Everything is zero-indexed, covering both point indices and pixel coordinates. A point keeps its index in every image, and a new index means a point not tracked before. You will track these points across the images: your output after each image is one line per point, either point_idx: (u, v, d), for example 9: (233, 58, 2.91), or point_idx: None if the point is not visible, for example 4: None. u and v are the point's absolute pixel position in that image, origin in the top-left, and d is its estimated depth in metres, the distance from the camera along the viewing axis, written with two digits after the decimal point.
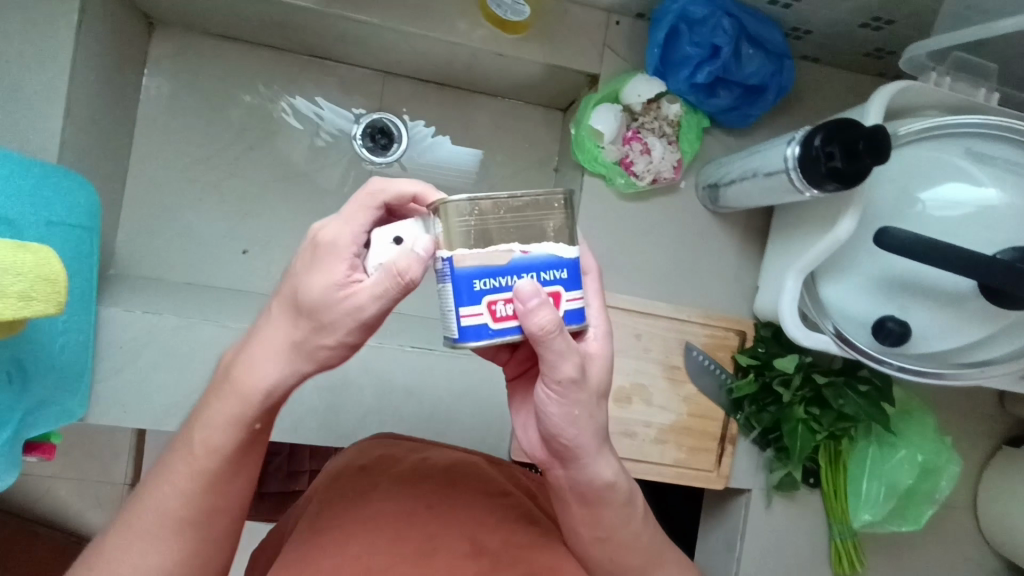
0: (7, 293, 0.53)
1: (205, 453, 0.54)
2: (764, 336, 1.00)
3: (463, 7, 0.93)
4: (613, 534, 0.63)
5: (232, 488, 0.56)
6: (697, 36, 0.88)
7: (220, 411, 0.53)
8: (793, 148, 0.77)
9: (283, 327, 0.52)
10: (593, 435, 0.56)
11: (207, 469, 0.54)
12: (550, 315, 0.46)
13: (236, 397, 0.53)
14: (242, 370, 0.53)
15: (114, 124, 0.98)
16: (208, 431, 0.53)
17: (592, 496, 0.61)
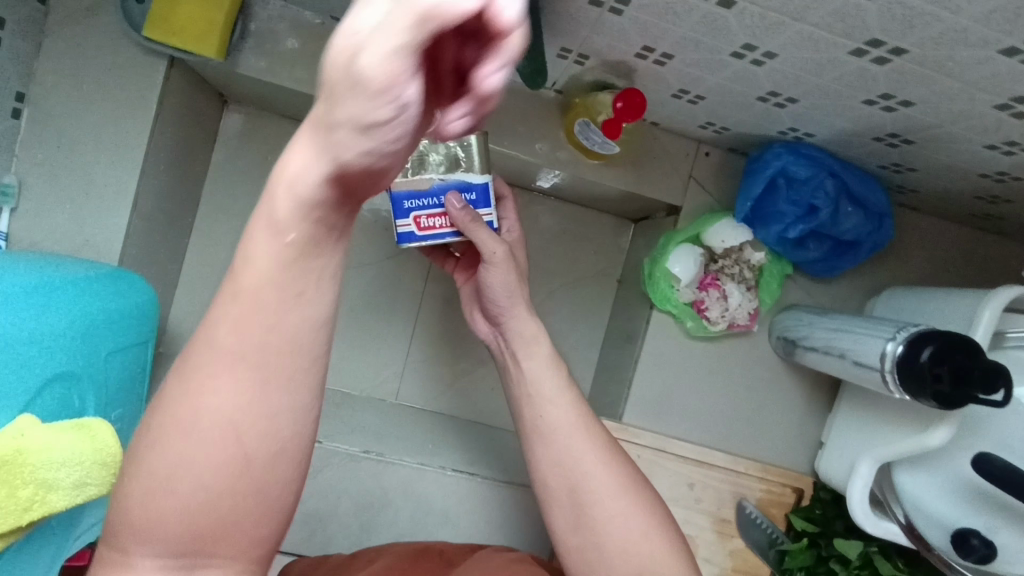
0: (62, 485, 0.53)
1: (227, 422, 0.32)
2: (824, 498, 0.94)
3: (547, 128, 0.89)
4: (585, 478, 0.64)
5: (281, 408, 0.34)
6: (796, 194, 0.82)
7: (230, 398, 0.32)
8: (893, 347, 0.71)
9: (269, 242, 0.32)
10: (546, 375, 0.70)
11: (231, 460, 0.33)
12: (463, 207, 0.64)
13: (278, 359, 0.33)
14: (247, 345, 0.33)
15: (179, 205, 0.96)
16: (213, 419, 0.32)
17: (556, 424, 0.67)
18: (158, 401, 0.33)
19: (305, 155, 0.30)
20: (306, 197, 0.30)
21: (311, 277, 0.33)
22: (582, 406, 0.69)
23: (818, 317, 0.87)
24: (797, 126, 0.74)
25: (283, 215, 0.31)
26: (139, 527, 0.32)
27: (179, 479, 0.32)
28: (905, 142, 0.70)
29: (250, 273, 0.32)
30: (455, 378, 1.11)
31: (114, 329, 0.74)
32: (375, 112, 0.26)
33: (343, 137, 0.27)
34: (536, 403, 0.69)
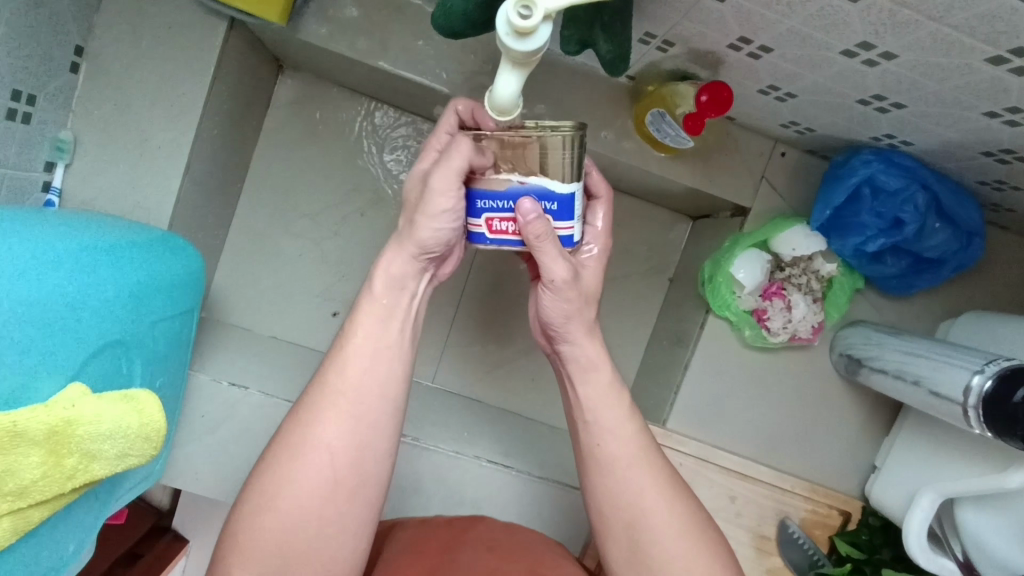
0: (105, 455, 0.50)
1: (343, 414, 0.59)
2: (873, 524, 0.89)
3: (614, 116, 0.83)
4: (646, 515, 0.63)
5: (372, 446, 0.60)
6: (881, 206, 0.76)
7: (356, 393, 0.60)
8: (979, 378, 0.66)
9: (370, 312, 0.62)
10: (606, 404, 0.67)
11: (354, 435, 0.59)
12: (537, 217, 0.55)
13: (375, 380, 0.61)
14: (362, 367, 0.60)
15: (229, 171, 0.94)
16: (340, 417, 0.59)
17: (614, 456, 0.65)
18: (283, 449, 0.59)
19: (396, 260, 0.61)
20: (391, 281, 0.62)
21: (394, 324, 0.63)
22: (643, 435, 0.67)
23: (891, 337, 0.82)
24: (895, 133, 0.68)
25: (378, 290, 0.62)
26: (292, 476, 0.57)
27: (318, 448, 0.58)
28: (1018, 159, 0.64)
29: (374, 299, 0.62)
30: (494, 365, 1.09)
31: (166, 296, 0.72)
32: (418, 228, 0.59)
33: (405, 241, 0.61)
34: (595, 431, 0.67)
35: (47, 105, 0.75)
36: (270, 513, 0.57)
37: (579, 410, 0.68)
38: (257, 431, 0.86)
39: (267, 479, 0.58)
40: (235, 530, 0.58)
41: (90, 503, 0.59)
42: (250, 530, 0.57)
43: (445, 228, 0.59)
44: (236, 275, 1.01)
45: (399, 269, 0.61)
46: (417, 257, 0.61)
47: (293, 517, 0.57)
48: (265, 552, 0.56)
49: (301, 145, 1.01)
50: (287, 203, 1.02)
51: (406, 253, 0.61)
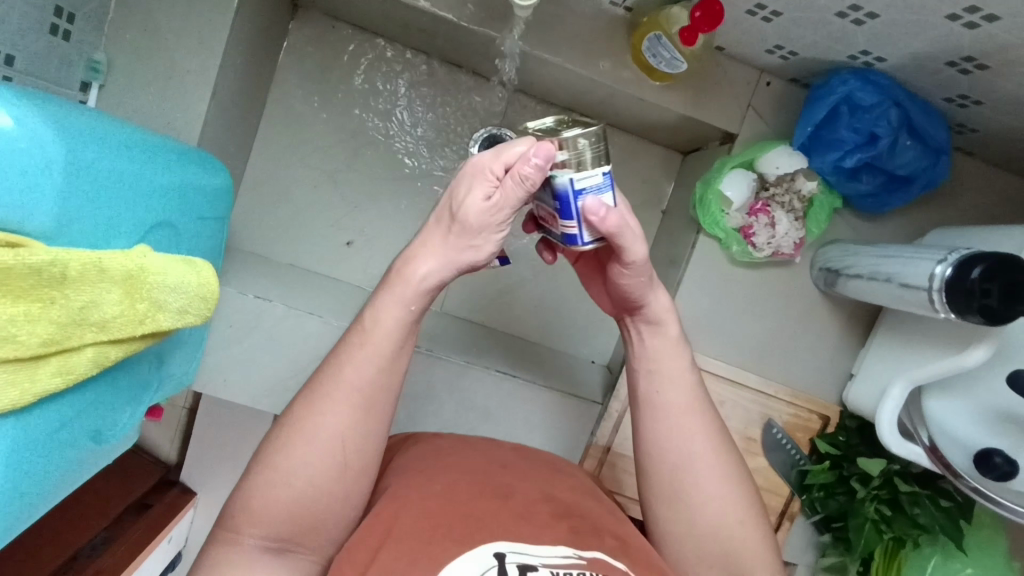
0: (169, 308, 0.56)
1: (343, 399, 0.59)
2: (848, 426, 0.99)
3: (613, 46, 0.90)
4: (693, 461, 0.66)
5: (375, 429, 0.60)
6: (858, 122, 0.84)
7: (364, 383, 0.59)
8: (943, 267, 0.74)
9: (394, 310, 0.59)
10: (669, 354, 0.68)
11: (358, 421, 0.59)
12: (619, 221, 0.56)
13: (381, 370, 0.60)
14: (371, 362, 0.59)
15: (249, 103, 0.99)
16: (339, 406, 0.59)
17: (667, 405, 0.67)
18: (293, 423, 0.59)
19: (429, 266, 0.58)
20: (418, 290, 0.59)
21: (410, 316, 0.60)
22: (700, 390, 0.68)
23: (867, 247, 0.89)
24: (870, 48, 0.76)
25: (409, 295, 0.59)
26: (292, 448, 0.58)
27: (325, 431, 0.58)
28: (978, 67, 0.71)
29: (395, 290, 0.59)
30: (499, 294, 1.14)
31: (199, 200, 0.77)
32: (473, 249, 0.58)
33: (453, 248, 0.58)
34: (655, 378, 0.67)
35: (82, 25, 0.79)
36: (282, 487, 0.57)
37: (637, 358, 0.69)
38: (282, 342, 0.93)
39: (272, 455, 0.58)
40: (246, 487, 0.58)
41: (147, 371, 0.71)
42: (260, 497, 0.57)
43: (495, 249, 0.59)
44: (252, 206, 1.06)
45: (435, 276, 0.59)
46: (456, 266, 0.59)
47: (296, 490, 0.57)
48: (274, 518, 0.57)
49: (314, 81, 1.06)
50: (300, 136, 1.07)
51: (447, 262, 0.59)
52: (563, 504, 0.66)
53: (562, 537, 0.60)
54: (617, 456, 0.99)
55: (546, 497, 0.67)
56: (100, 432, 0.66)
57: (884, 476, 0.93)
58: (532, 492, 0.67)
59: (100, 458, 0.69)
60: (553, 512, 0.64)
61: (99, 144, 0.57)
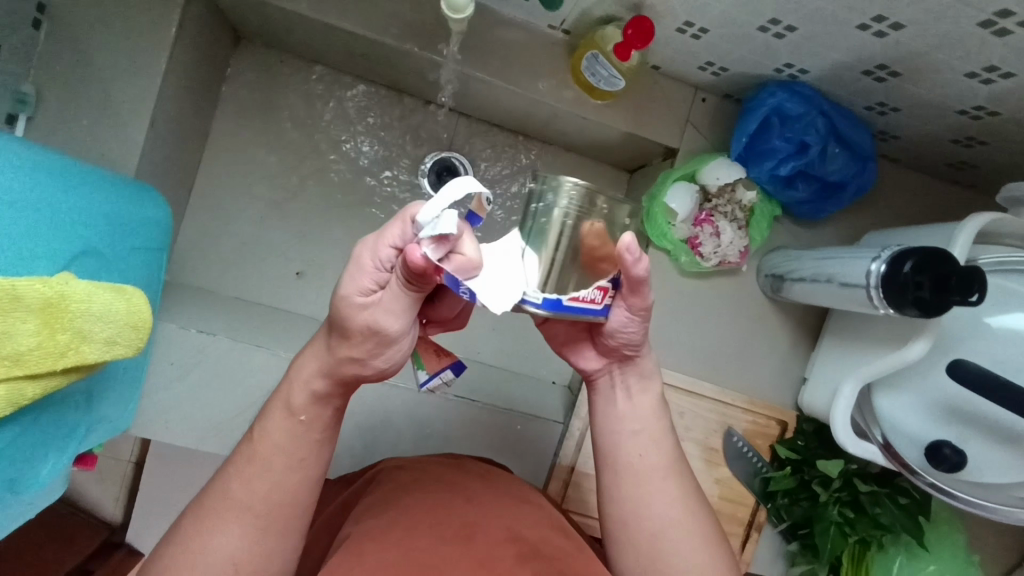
0: (95, 338, 0.53)
1: (273, 464, 0.57)
2: (805, 429, 1.00)
3: (554, 67, 0.92)
4: (672, 524, 0.64)
5: (290, 531, 0.58)
6: (789, 131, 0.88)
7: (263, 485, 0.57)
8: (878, 264, 0.77)
9: (281, 424, 0.58)
10: (644, 416, 0.67)
11: (260, 521, 0.56)
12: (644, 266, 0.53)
13: (280, 475, 0.57)
14: (269, 468, 0.57)
15: (192, 135, 0.97)
16: (251, 505, 0.56)
17: (645, 469, 0.66)
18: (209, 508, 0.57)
19: (311, 379, 0.57)
20: (307, 398, 0.58)
21: (307, 436, 0.58)
22: (673, 450, 0.67)
23: (806, 253, 0.93)
24: (793, 61, 0.81)
25: (298, 406, 0.58)
26: (205, 543, 0.55)
27: (240, 518, 0.56)
28: (891, 74, 0.78)
29: (283, 408, 0.58)
30: None
31: (129, 229, 0.74)
32: (363, 361, 0.55)
33: (336, 364, 0.56)
34: (633, 442, 0.66)
35: (9, 57, 0.76)
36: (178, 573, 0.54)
37: (614, 423, 0.67)
38: (228, 377, 0.89)
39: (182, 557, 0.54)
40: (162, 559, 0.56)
41: (74, 414, 0.67)
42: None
43: (395, 357, 0.55)
44: (197, 240, 1.03)
45: (315, 385, 0.57)
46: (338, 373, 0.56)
47: (229, 558, 0.55)
48: None
49: (258, 111, 1.05)
50: (246, 167, 1.06)
51: (321, 371, 0.57)
52: (527, 547, 0.66)
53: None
54: (582, 475, 0.97)
55: (512, 537, 0.66)
56: (17, 483, 0.60)
57: (843, 477, 0.94)
58: (498, 529, 0.67)
59: (19, 511, 0.64)
60: (517, 556, 0.63)
61: (24, 170, 0.59)
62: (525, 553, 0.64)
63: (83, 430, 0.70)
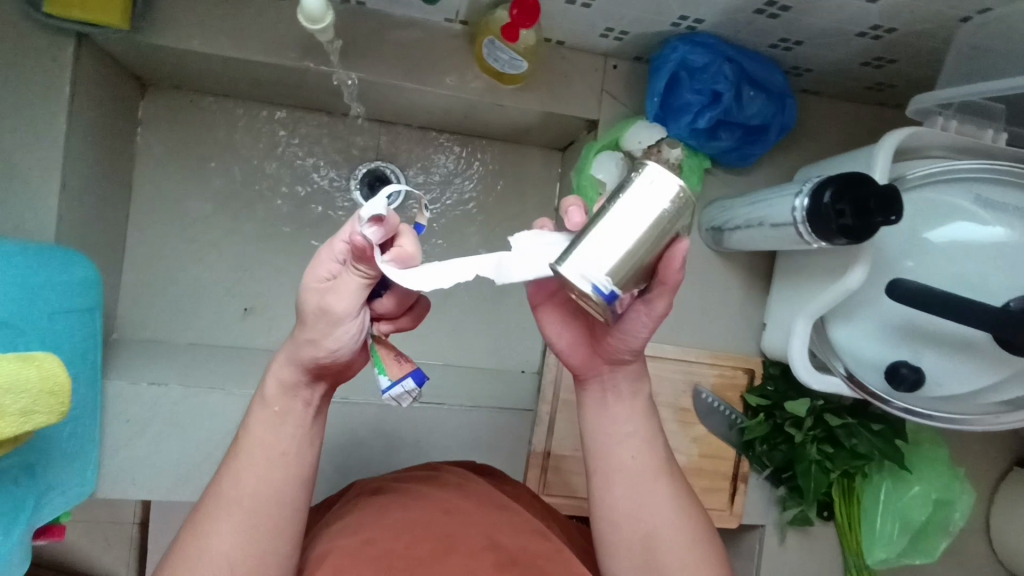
0: (6, 412, 0.52)
1: (258, 458, 0.59)
2: (773, 373, 1.00)
3: (461, 60, 0.92)
4: (664, 525, 0.65)
5: (275, 535, 0.59)
6: (698, 83, 0.88)
7: (246, 488, 0.59)
8: (801, 199, 0.76)
9: (263, 418, 0.60)
10: (632, 419, 0.67)
11: (247, 522, 0.58)
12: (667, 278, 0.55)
13: (260, 475, 0.59)
14: (252, 469, 0.59)
15: (113, 191, 0.96)
16: (235, 510, 0.58)
17: (637, 473, 0.66)
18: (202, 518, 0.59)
19: (283, 372, 0.60)
20: (281, 390, 0.60)
21: (287, 429, 0.61)
22: (664, 456, 0.68)
23: (739, 201, 0.93)
24: (687, 13, 0.81)
25: (271, 398, 0.61)
26: (200, 549, 0.57)
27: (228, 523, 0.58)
28: (783, 9, 0.77)
29: (266, 406, 0.61)
30: (412, 324, 1.12)
31: (48, 297, 0.73)
32: (318, 344, 0.56)
33: (300, 353, 0.57)
34: (623, 444, 0.67)
35: None
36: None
37: (603, 426, 0.67)
38: (187, 424, 0.89)
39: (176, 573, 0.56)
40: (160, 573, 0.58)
41: (13, 486, 0.68)
42: None
43: (352, 340, 0.56)
44: (140, 294, 1.03)
45: (288, 375, 0.60)
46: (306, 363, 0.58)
47: (222, 556, 0.57)
48: None
49: (179, 155, 1.04)
50: (175, 213, 1.05)
51: (292, 363, 0.59)
52: (509, 551, 0.64)
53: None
54: (559, 458, 0.98)
55: (490, 546, 0.64)
56: None
57: (814, 415, 0.94)
58: (474, 538, 0.66)
59: None
60: (497, 564, 0.62)
61: None
62: (505, 561, 0.63)
63: (30, 502, 0.71)
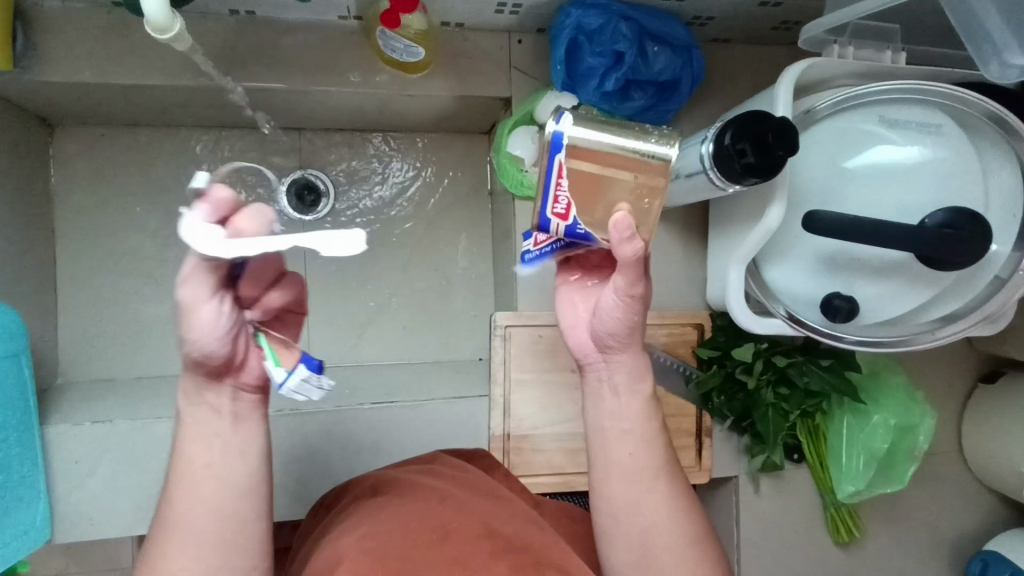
0: None
1: (194, 474, 0.57)
2: (722, 324, 1.01)
3: (364, 55, 0.91)
4: (660, 522, 0.65)
5: (230, 551, 0.57)
6: (598, 45, 0.87)
7: (184, 510, 0.56)
8: (706, 146, 0.76)
9: (187, 438, 0.57)
10: (631, 410, 0.66)
11: (194, 545, 0.56)
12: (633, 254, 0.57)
13: (195, 494, 0.56)
14: (187, 487, 0.57)
15: (35, 236, 0.95)
16: (187, 536, 0.56)
17: (633, 469, 0.66)
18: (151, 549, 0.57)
19: (189, 382, 0.56)
20: (199, 399, 0.57)
21: (210, 441, 0.57)
22: (661, 454, 0.67)
23: None
24: None
25: (188, 414, 0.58)
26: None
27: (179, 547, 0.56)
28: None
29: (188, 423, 0.58)
30: (362, 327, 1.11)
31: None
32: (201, 341, 0.53)
33: (197, 359, 0.54)
34: (619, 432, 0.67)
35: None
36: None
37: (606, 414, 0.67)
38: (137, 457, 0.88)
39: None
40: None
41: None
42: None
43: (221, 325, 0.53)
44: (81, 335, 1.02)
45: (196, 381, 0.56)
46: (201, 363, 0.55)
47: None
48: None
49: (101, 191, 1.03)
50: (105, 249, 1.03)
51: (196, 374, 0.56)
52: (506, 536, 0.63)
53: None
54: (520, 438, 0.97)
55: (486, 531, 0.63)
56: None
57: (762, 359, 0.94)
58: (469, 522, 0.64)
59: None
60: (495, 551, 0.60)
61: None
62: (500, 547, 0.61)
63: None
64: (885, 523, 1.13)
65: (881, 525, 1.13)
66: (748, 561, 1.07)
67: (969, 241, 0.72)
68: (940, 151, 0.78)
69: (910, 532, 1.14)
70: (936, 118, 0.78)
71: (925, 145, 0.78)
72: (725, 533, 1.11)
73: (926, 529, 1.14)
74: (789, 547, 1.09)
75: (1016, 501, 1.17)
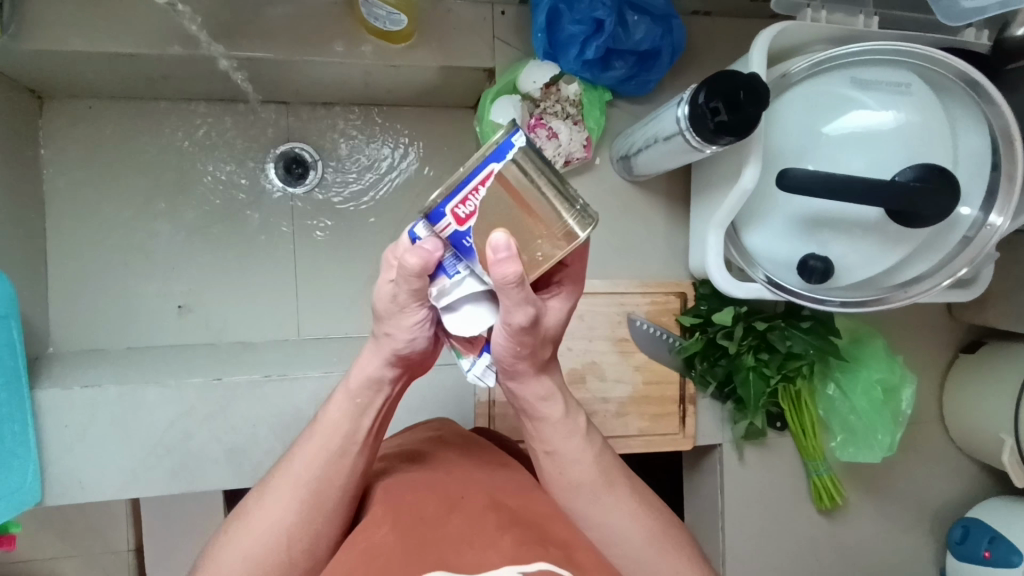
0: None
1: (322, 440, 0.62)
2: (705, 293, 1.01)
3: (348, 25, 0.92)
4: (623, 530, 0.65)
5: (319, 525, 0.62)
6: (577, 14, 0.89)
7: (296, 474, 0.62)
8: (682, 108, 0.78)
9: (320, 439, 0.62)
10: (563, 434, 0.65)
11: (290, 501, 0.61)
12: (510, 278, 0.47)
13: (300, 466, 0.62)
14: (300, 457, 0.62)
15: (26, 206, 0.96)
16: (289, 498, 0.61)
17: (583, 485, 0.66)
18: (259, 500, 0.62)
19: (340, 399, 0.63)
20: (359, 381, 0.62)
21: (335, 439, 0.62)
22: (608, 461, 0.67)
23: (637, 127, 0.94)
24: None
25: (329, 419, 0.63)
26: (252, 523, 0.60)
27: (273, 502, 0.61)
28: None
29: (319, 426, 0.63)
30: (351, 299, 1.13)
31: None
32: (393, 337, 0.58)
33: (354, 378, 0.62)
34: (555, 453, 0.66)
35: None
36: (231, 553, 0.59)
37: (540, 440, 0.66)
38: (126, 423, 0.89)
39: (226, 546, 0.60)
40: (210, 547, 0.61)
41: None
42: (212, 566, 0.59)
43: (416, 331, 0.57)
44: (72, 306, 1.03)
45: (366, 377, 0.61)
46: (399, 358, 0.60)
47: (281, 526, 0.60)
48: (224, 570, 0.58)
49: (91, 163, 1.04)
50: (96, 222, 1.05)
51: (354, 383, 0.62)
52: (511, 510, 0.62)
53: (507, 556, 0.54)
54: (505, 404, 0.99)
55: (492, 505, 0.62)
56: None
57: (743, 324, 0.96)
58: (479, 495, 0.64)
59: None
60: (500, 521, 0.59)
61: None
62: (506, 520, 0.60)
63: None
64: (869, 494, 1.14)
65: (865, 496, 1.14)
66: (732, 529, 1.08)
67: (941, 193, 0.74)
68: (912, 113, 0.79)
69: (894, 502, 1.15)
70: (905, 78, 0.80)
71: (899, 107, 0.79)
72: (710, 502, 1.13)
73: (909, 498, 1.16)
74: (772, 515, 1.10)
75: (999, 471, 1.18)
